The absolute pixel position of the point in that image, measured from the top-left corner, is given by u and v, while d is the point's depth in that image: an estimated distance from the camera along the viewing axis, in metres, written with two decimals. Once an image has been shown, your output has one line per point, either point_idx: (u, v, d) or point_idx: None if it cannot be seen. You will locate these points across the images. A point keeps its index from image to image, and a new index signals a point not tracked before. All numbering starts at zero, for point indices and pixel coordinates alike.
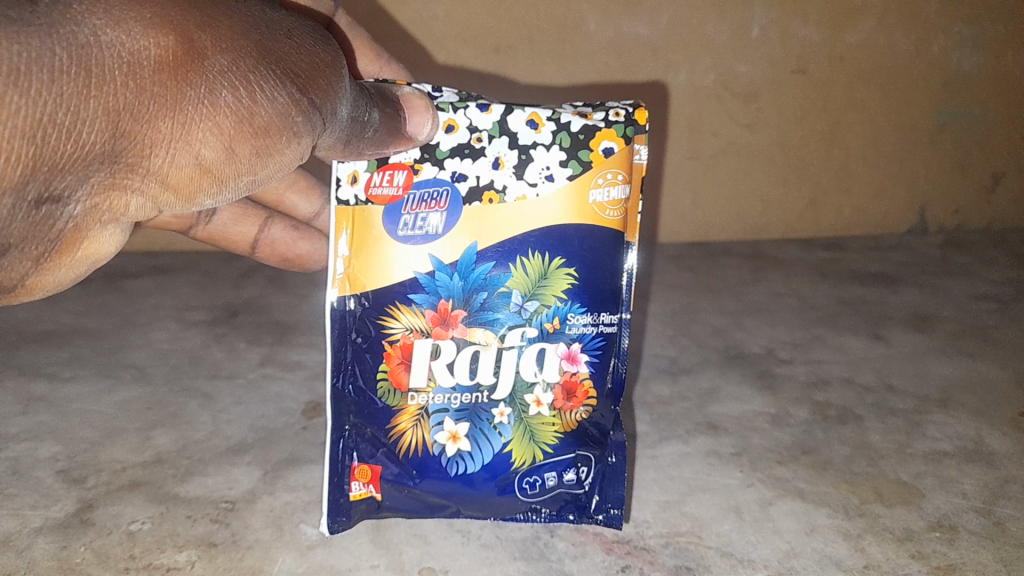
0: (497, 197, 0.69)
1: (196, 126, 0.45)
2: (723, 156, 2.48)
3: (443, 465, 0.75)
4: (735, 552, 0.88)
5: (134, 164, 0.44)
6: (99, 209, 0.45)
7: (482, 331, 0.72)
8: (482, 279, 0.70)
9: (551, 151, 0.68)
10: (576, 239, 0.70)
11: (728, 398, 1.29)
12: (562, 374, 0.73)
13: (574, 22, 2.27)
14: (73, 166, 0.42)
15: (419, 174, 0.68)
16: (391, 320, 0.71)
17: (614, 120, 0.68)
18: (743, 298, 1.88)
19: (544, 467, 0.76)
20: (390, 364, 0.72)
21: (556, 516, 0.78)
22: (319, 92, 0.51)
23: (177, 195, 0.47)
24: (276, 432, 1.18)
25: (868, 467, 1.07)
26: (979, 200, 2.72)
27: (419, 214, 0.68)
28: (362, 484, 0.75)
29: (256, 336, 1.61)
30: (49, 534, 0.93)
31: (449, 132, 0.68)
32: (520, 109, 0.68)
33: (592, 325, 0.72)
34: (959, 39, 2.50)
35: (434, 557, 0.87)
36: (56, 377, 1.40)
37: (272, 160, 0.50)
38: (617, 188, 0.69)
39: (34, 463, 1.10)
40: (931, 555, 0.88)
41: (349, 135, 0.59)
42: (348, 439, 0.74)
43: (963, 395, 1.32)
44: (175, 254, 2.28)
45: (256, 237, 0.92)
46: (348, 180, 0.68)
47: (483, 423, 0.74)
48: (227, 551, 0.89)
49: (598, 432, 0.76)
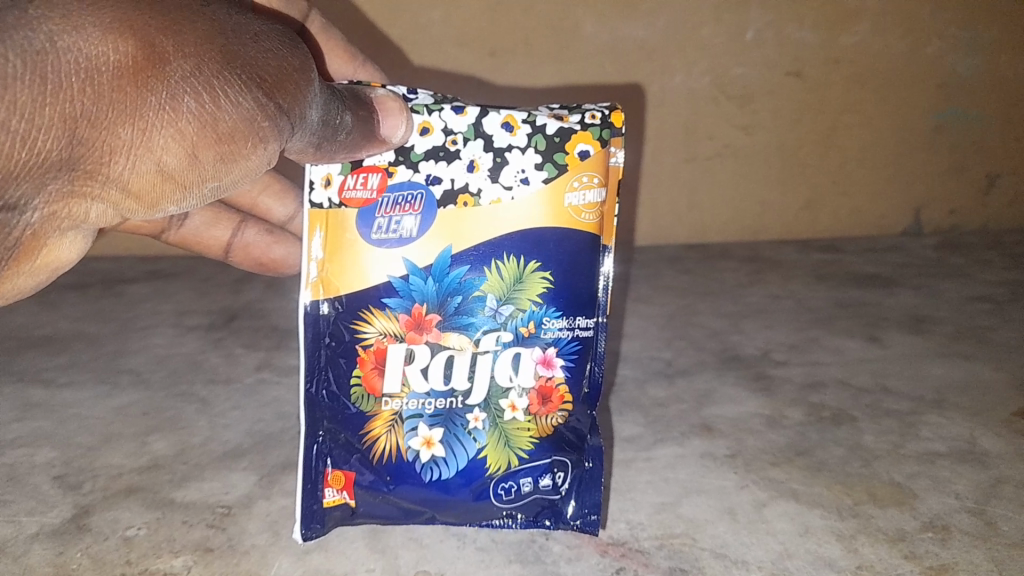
0: (471, 200, 0.69)
1: (157, 132, 0.45)
2: (719, 159, 2.49)
3: (418, 471, 0.75)
4: (730, 554, 0.88)
5: (94, 170, 0.45)
6: (58, 215, 0.46)
7: (457, 336, 0.73)
8: (457, 282, 0.71)
9: (526, 154, 0.68)
10: (552, 242, 0.70)
11: (724, 401, 1.30)
12: (538, 379, 0.74)
13: (570, 27, 2.28)
14: (30, 174, 0.42)
15: (393, 177, 0.69)
16: (365, 325, 0.71)
17: (589, 122, 0.69)
18: (739, 300, 1.89)
19: (520, 473, 0.76)
20: (363, 370, 0.72)
21: (531, 521, 0.78)
22: (285, 96, 0.52)
23: (139, 201, 0.48)
24: (273, 436, 1.18)
25: (863, 468, 1.08)
26: (973, 202, 2.73)
27: (393, 217, 0.69)
28: (335, 490, 0.75)
29: (253, 341, 1.61)
30: (45, 540, 0.93)
31: (423, 135, 0.68)
32: (495, 111, 0.68)
33: (568, 329, 0.72)
34: (953, 42, 2.52)
35: (430, 560, 0.87)
36: (54, 384, 1.40)
37: (236, 165, 0.51)
38: (593, 191, 0.69)
39: (32, 468, 1.10)
40: (924, 555, 0.89)
41: (320, 138, 0.60)
42: (323, 444, 0.74)
43: (957, 396, 1.33)
44: (174, 260, 2.28)
45: (230, 241, 0.92)
46: (322, 183, 0.68)
47: (458, 428, 0.75)
48: (223, 556, 0.89)
49: (575, 436, 0.76)
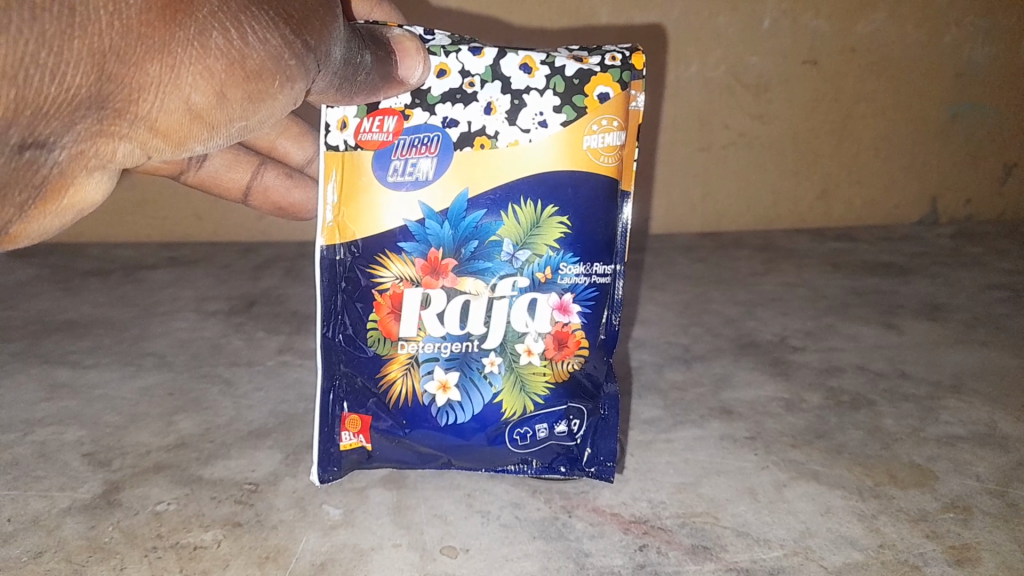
0: (488, 142, 0.75)
1: (185, 69, 0.46)
2: (734, 148, 2.49)
3: (433, 415, 0.82)
4: (752, 532, 0.89)
5: (122, 109, 0.46)
6: (86, 154, 0.47)
7: (472, 281, 0.79)
8: (473, 227, 0.77)
9: (544, 96, 0.74)
10: (569, 187, 0.76)
11: (742, 384, 1.31)
12: (553, 324, 0.81)
13: (586, 15, 2.26)
14: (59, 110, 0.43)
15: (409, 120, 0.74)
16: (381, 269, 0.78)
17: (610, 64, 0.74)
18: (755, 288, 1.89)
19: (535, 418, 0.83)
20: (380, 314, 0.79)
21: (547, 466, 0.87)
22: (311, 33, 0.53)
23: (167, 140, 0.50)
24: (297, 417, 1.20)
25: (882, 451, 1.08)
26: (988, 191, 2.73)
27: (410, 159, 0.75)
28: (352, 434, 0.83)
29: (274, 326, 1.63)
30: (77, 514, 0.95)
31: (441, 76, 0.74)
32: (513, 54, 0.74)
33: (584, 275, 0.79)
34: (970, 31, 2.51)
35: (455, 536, 0.88)
36: (79, 365, 1.42)
37: (263, 105, 0.53)
38: (612, 134, 0.75)
39: (61, 446, 1.12)
40: (946, 535, 0.89)
41: (342, 77, 0.61)
42: (338, 389, 0.82)
43: (975, 381, 1.33)
44: (193, 247, 2.31)
45: (249, 184, 0.93)
46: (338, 126, 0.74)
47: (473, 371, 0.82)
48: (252, 531, 0.91)
49: (591, 383, 0.83)
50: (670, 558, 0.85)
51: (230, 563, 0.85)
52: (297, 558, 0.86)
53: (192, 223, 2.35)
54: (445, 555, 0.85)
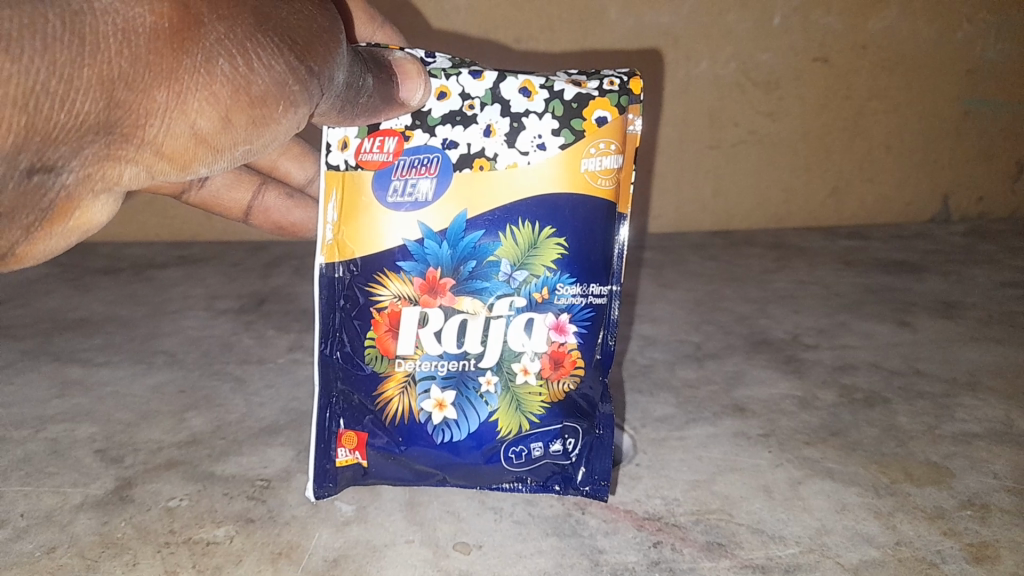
0: (488, 164, 0.75)
1: (191, 95, 0.45)
2: (745, 146, 2.48)
3: (430, 433, 0.82)
4: (767, 529, 0.89)
5: (129, 134, 0.45)
6: (93, 178, 0.45)
7: (470, 301, 0.79)
8: (471, 247, 0.77)
9: (543, 120, 0.73)
10: (567, 209, 0.76)
11: (755, 382, 1.30)
12: (550, 344, 0.80)
13: (597, 13, 2.25)
14: (68, 136, 0.42)
15: (409, 141, 0.74)
16: (379, 288, 0.78)
17: (607, 89, 0.74)
18: (767, 286, 1.89)
19: (531, 437, 0.83)
20: (378, 332, 0.79)
21: (542, 485, 0.85)
22: (315, 59, 0.50)
23: (172, 163, 0.48)
24: (308, 414, 1.20)
25: (897, 448, 1.07)
26: (1001, 189, 2.72)
27: (409, 180, 0.75)
28: (348, 450, 0.83)
29: (284, 323, 1.63)
30: (90, 510, 0.95)
31: (441, 99, 0.73)
32: (512, 77, 0.73)
33: (581, 295, 0.79)
34: (983, 28, 2.50)
35: (468, 532, 0.88)
36: (91, 363, 1.42)
37: (267, 129, 0.51)
38: (610, 157, 0.75)
39: (74, 442, 1.12)
40: (963, 532, 0.88)
41: (344, 101, 0.60)
42: (335, 406, 0.81)
43: (991, 378, 1.32)
44: (203, 246, 2.31)
45: (250, 204, 0.93)
46: (338, 146, 0.74)
47: (470, 391, 0.81)
48: (265, 527, 0.91)
49: (586, 403, 0.83)
50: (685, 555, 0.84)
51: (243, 559, 0.85)
52: (309, 555, 0.85)
53: (202, 223, 2.36)
54: (457, 552, 0.85)
